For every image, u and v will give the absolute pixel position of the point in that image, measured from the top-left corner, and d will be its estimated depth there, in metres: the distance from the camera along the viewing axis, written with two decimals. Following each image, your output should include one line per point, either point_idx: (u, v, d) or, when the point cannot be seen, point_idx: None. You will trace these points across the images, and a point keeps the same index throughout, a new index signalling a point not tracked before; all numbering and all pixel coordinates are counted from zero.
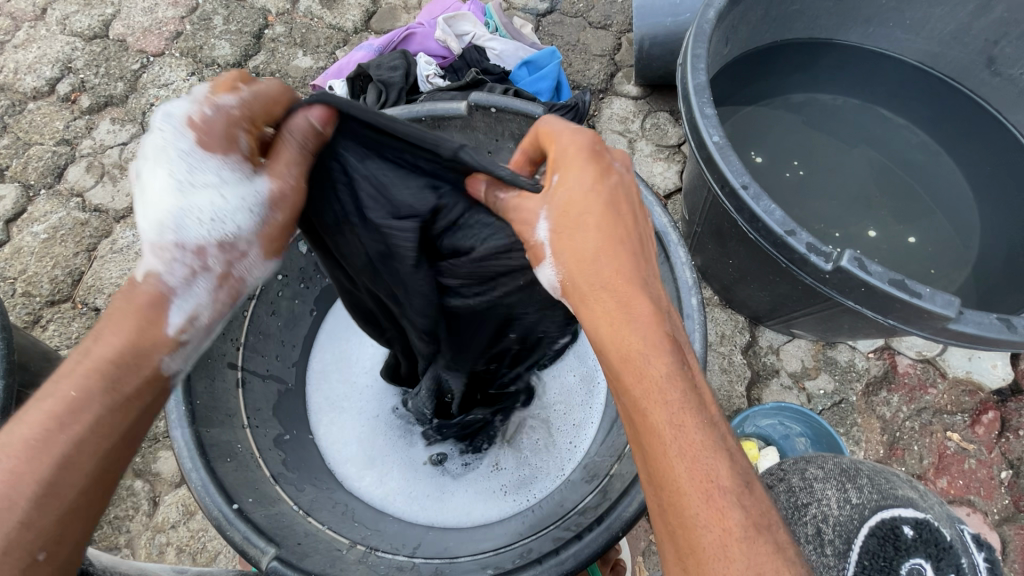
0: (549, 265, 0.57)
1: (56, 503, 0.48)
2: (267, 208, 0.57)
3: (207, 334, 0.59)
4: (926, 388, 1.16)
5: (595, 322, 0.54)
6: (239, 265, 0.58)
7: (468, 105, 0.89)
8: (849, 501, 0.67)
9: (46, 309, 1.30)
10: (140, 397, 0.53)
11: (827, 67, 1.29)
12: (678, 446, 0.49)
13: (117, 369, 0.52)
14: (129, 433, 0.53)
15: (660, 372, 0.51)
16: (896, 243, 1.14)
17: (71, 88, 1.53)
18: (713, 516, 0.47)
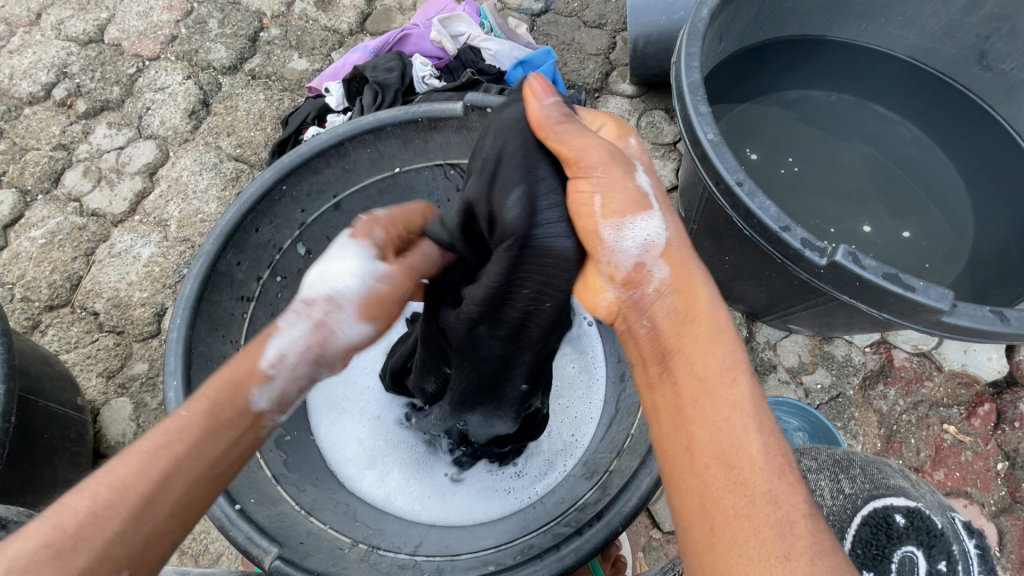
0: (657, 219, 0.59)
1: (151, 518, 0.50)
2: (369, 276, 0.64)
3: (295, 384, 0.63)
4: (922, 381, 1.17)
5: (692, 292, 0.59)
6: (335, 318, 0.64)
7: (465, 105, 0.90)
8: (841, 492, 0.68)
9: (45, 314, 1.30)
10: (230, 427, 0.57)
11: (820, 64, 1.29)
12: (753, 426, 0.53)
13: (221, 394, 0.57)
14: (218, 465, 0.55)
15: (737, 359, 0.57)
16: (891, 237, 1.15)
17: (67, 93, 1.53)
18: (780, 492, 0.50)
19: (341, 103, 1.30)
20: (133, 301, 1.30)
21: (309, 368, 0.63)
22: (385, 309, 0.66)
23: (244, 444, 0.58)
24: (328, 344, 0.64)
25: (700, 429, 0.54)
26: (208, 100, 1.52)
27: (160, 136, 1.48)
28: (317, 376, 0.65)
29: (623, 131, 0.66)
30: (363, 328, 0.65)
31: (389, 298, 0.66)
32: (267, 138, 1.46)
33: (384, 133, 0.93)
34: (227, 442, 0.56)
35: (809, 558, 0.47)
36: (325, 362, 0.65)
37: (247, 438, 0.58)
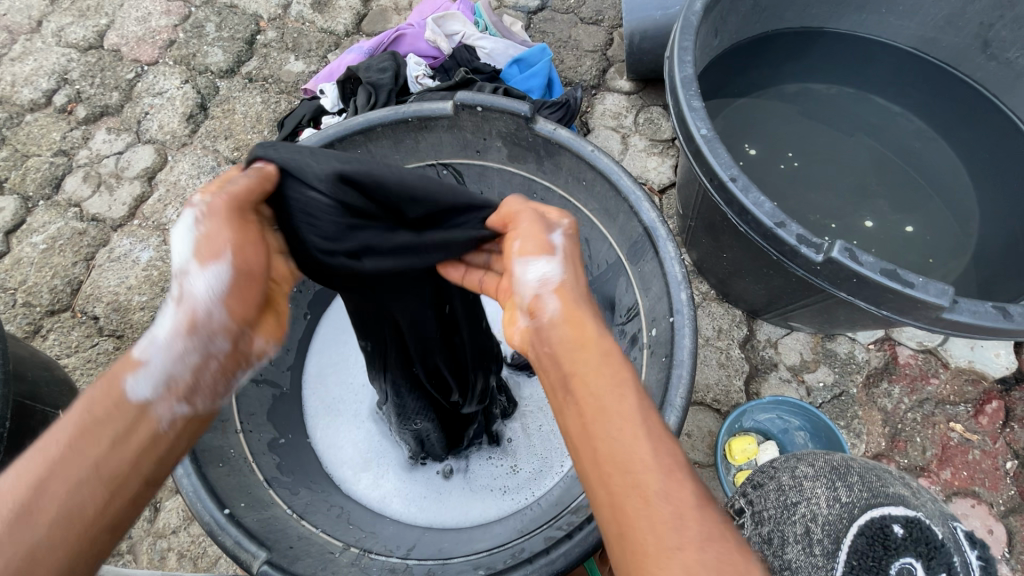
0: (555, 261, 0.57)
1: (27, 529, 0.43)
2: (199, 226, 0.49)
3: (176, 376, 0.50)
4: (927, 378, 1.15)
5: (579, 315, 0.54)
6: (180, 281, 0.49)
7: (455, 104, 0.89)
8: (838, 499, 0.63)
9: (46, 319, 1.31)
10: (109, 420, 0.48)
11: (818, 57, 1.27)
12: (638, 422, 0.48)
13: (95, 393, 0.49)
14: (102, 469, 0.46)
15: (616, 360, 0.51)
16: (894, 232, 1.13)
17: (67, 99, 1.54)
18: (674, 488, 0.44)
19: (336, 104, 1.30)
20: (132, 305, 1.31)
21: (193, 344, 0.50)
22: (256, 250, 0.52)
23: (135, 438, 0.48)
24: (196, 310, 0.49)
25: (597, 436, 0.47)
26: (206, 104, 1.52)
27: (159, 141, 1.49)
28: (213, 347, 0.51)
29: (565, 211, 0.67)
30: (219, 273, 0.49)
31: (246, 243, 0.51)
32: (264, 141, 1.47)
33: (374, 134, 0.92)
34: (108, 442, 0.47)
35: (700, 549, 0.42)
36: (208, 330, 0.50)
37: (133, 435, 0.48)
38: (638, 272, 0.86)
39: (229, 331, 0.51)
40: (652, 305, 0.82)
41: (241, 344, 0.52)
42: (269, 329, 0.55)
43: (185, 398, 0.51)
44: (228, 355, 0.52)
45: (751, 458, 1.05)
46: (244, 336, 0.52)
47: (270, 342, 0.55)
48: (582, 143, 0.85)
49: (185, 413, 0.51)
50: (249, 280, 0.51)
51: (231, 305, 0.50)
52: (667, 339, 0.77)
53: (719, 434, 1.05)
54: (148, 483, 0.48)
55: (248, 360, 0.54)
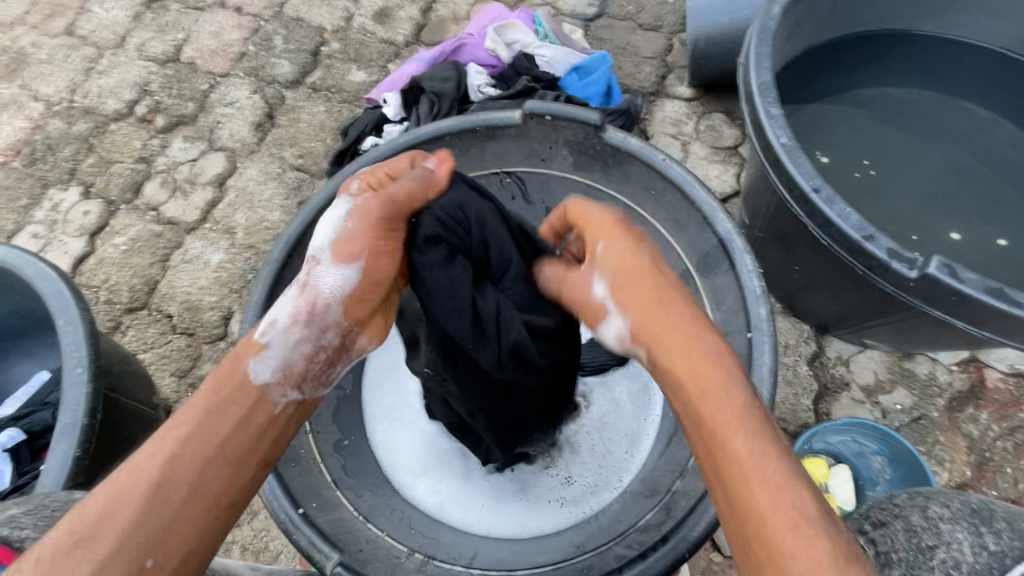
0: (617, 316, 0.62)
1: (165, 503, 0.52)
2: (348, 222, 0.65)
3: (295, 351, 0.66)
4: (1020, 405, 1.06)
5: (668, 358, 0.57)
6: (315, 273, 0.65)
7: (523, 114, 0.90)
8: (985, 547, 0.49)
9: (125, 315, 1.39)
10: (233, 402, 0.60)
11: (898, 61, 1.20)
12: (760, 473, 0.49)
13: (223, 375, 0.61)
14: (227, 445, 0.57)
15: (734, 403, 0.53)
16: (985, 246, 1.05)
17: (147, 109, 1.64)
18: (799, 534, 0.46)
19: (398, 113, 1.32)
20: (202, 305, 1.38)
21: (305, 328, 0.66)
22: (389, 258, 0.66)
23: (256, 418, 0.61)
24: (318, 300, 0.66)
25: (719, 490, 0.52)
26: (273, 113, 1.59)
27: (229, 148, 1.56)
28: (324, 339, 0.67)
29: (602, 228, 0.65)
30: (345, 272, 0.65)
31: (386, 245, 0.66)
32: (327, 149, 1.52)
33: (442, 143, 0.94)
34: (235, 418, 0.59)
35: None
36: (319, 320, 0.66)
37: (254, 414, 0.61)
38: (710, 284, 0.83)
39: (343, 322, 0.67)
40: (725, 319, 0.80)
41: (348, 339, 0.69)
42: (373, 330, 0.71)
43: (296, 385, 0.66)
44: (335, 348, 0.69)
45: (823, 483, 1.00)
46: (352, 332, 0.69)
47: (372, 342, 0.72)
48: (653, 152, 0.84)
49: (296, 399, 0.66)
50: (374, 278, 0.66)
51: (359, 301, 0.67)
52: (743, 356, 0.75)
53: (790, 454, 1.00)
54: (261, 466, 0.60)
55: (351, 351, 0.71)
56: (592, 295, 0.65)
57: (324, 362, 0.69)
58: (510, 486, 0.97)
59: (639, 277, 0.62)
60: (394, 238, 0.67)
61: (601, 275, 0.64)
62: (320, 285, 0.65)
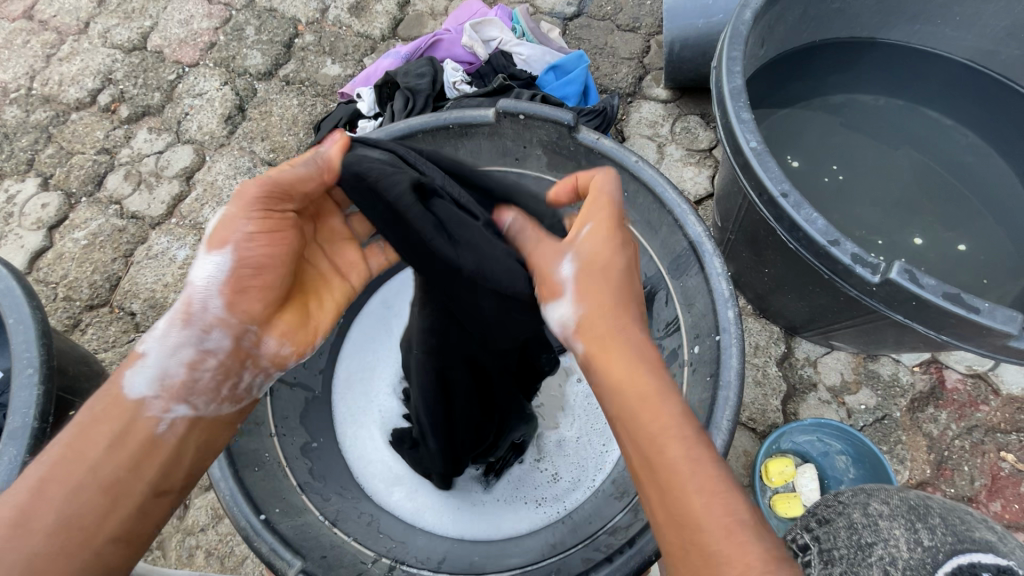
0: (570, 303, 0.60)
1: (24, 538, 0.52)
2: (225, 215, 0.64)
3: (174, 361, 0.63)
4: (977, 405, 1.10)
5: (609, 365, 0.56)
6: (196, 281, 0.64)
7: (496, 112, 0.89)
8: (918, 543, 0.54)
9: (85, 313, 1.34)
10: (102, 422, 0.59)
11: (867, 68, 1.23)
12: (697, 477, 0.50)
13: (100, 400, 0.60)
14: (97, 468, 0.56)
15: (672, 413, 0.53)
16: (945, 250, 1.08)
17: (111, 98, 1.58)
18: (722, 519, 0.48)
19: (372, 109, 1.30)
20: (167, 303, 1.33)
21: (183, 339, 0.63)
22: (275, 243, 0.66)
23: (128, 439, 0.59)
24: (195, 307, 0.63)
25: (654, 494, 0.52)
26: (243, 105, 1.54)
27: (197, 141, 1.51)
28: (208, 343, 0.64)
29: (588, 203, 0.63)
30: (222, 268, 0.63)
31: (268, 227, 0.65)
32: (300, 143, 1.48)
33: (414, 140, 0.92)
34: (108, 441, 0.58)
35: None
36: (200, 324, 0.64)
37: (127, 433, 0.59)
38: (680, 286, 0.84)
39: (227, 324, 0.65)
40: (695, 321, 0.81)
41: (244, 340, 0.66)
42: (279, 326, 0.69)
43: (180, 398, 0.62)
44: (229, 352, 0.65)
45: (789, 482, 1.02)
46: (249, 331, 0.66)
47: (284, 342, 0.70)
48: (627, 154, 0.84)
49: (184, 415, 0.62)
50: (253, 262, 0.65)
51: (248, 295, 0.65)
52: (712, 358, 0.75)
53: (757, 454, 1.02)
54: (149, 492, 0.58)
55: (256, 357, 0.68)
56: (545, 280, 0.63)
57: (214, 374, 0.65)
58: (496, 484, 0.97)
59: (623, 274, 0.61)
60: (278, 218, 0.66)
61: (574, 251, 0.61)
62: (195, 278, 0.64)
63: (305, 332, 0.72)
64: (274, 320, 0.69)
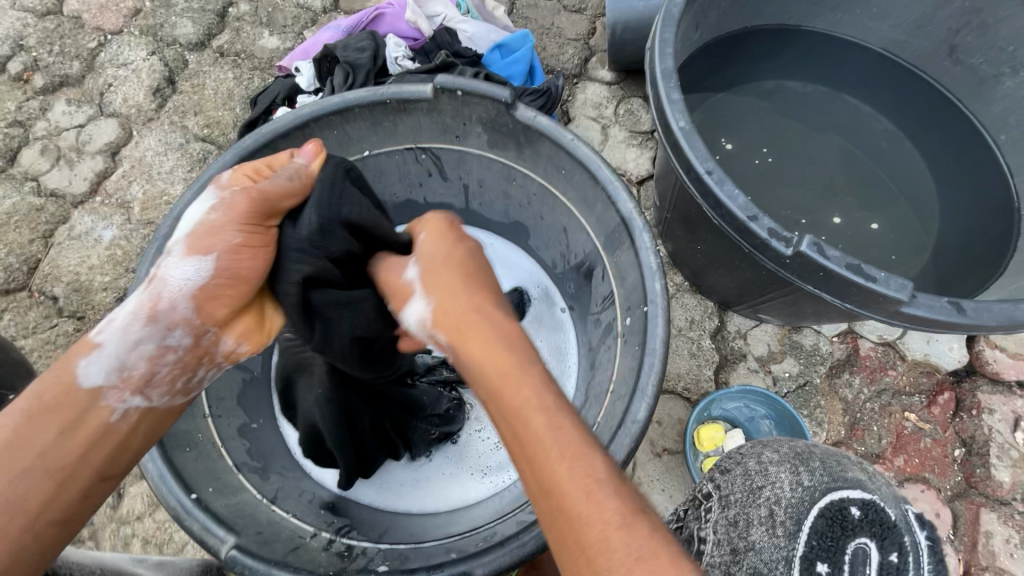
0: (421, 300, 0.66)
1: None
2: (209, 216, 0.60)
3: (133, 353, 0.59)
4: (886, 370, 1.20)
5: (466, 341, 0.60)
6: (165, 268, 0.60)
7: (434, 88, 0.88)
8: (800, 483, 0.64)
9: (1, 298, 1.25)
10: (57, 411, 0.57)
11: (797, 55, 1.29)
12: (558, 446, 0.52)
13: (48, 382, 0.58)
14: (46, 455, 0.55)
15: (529, 388, 0.55)
16: (860, 229, 1.16)
17: (22, 66, 1.46)
18: (595, 511, 0.49)
19: (312, 83, 1.27)
20: (93, 286, 1.26)
21: (147, 330, 0.59)
22: (259, 259, 0.62)
23: (83, 429, 0.58)
24: (162, 297, 0.59)
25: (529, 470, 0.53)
26: (173, 77, 1.46)
27: (123, 115, 1.42)
28: (170, 339, 0.60)
29: (441, 229, 0.72)
30: (196, 266, 0.59)
31: (253, 241, 0.61)
32: (236, 119, 1.42)
33: (351, 115, 0.91)
34: (60, 428, 0.57)
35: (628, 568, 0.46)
36: (165, 318, 0.59)
37: (84, 421, 0.58)
38: (614, 261, 0.87)
39: (192, 322, 0.60)
40: (627, 294, 0.84)
41: (204, 340, 0.62)
42: (240, 329, 0.64)
43: (137, 391, 0.60)
44: (187, 348, 0.61)
45: (719, 445, 1.08)
46: (209, 332, 0.62)
47: (240, 343, 0.65)
48: (562, 132, 0.85)
49: (138, 405, 0.61)
50: (233, 274, 0.61)
51: (215, 297, 0.60)
52: (640, 329, 0.79)
53: (689, 421, 1.08)
54: (96, 478, 0.58)
55: (214, 354, 0.64)
56: (405, 274, 0.69)
57: (173, 371, 0.61)
58: (441, 456, 0.99)
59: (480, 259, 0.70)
60: (265, 233, 0.63)
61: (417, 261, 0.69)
62: (164, 273, 0.60)
63: (262, 335, 0.66)
64: (237, 323, 0.64)
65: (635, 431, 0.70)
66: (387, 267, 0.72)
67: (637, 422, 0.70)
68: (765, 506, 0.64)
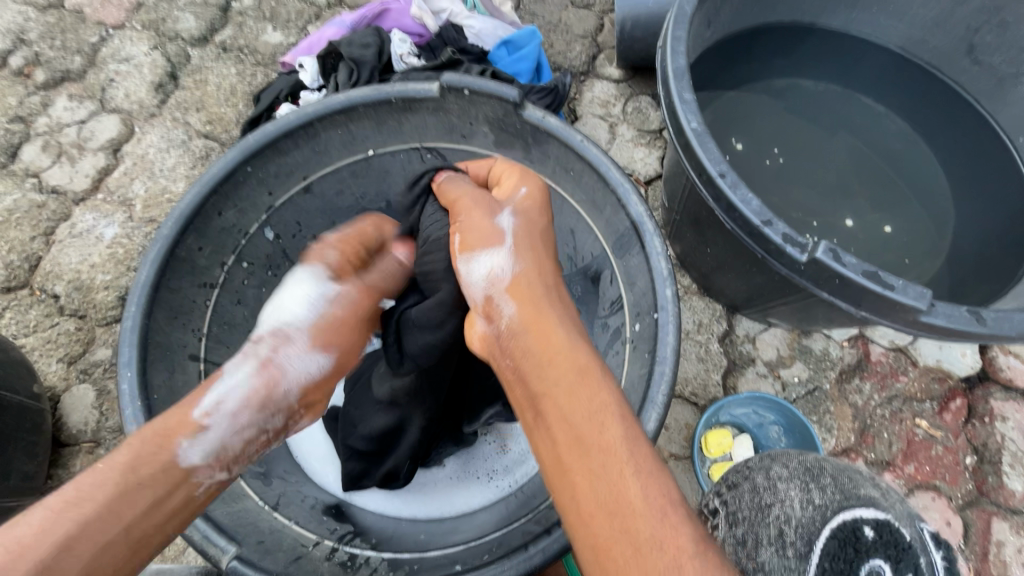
0: (504, 254, 0.64)
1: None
2: (332, 309, 0.72)
3: (236, 436, 0.64)
4: (897, 375, 1.18)
5: (544, 332, 0.57)
6: (281, 354, 0.68)
7: (441, 86, 0.86)
8: (811, 502, 0.63)
9: (2, 296, 1.24)
10: (151, 484, 0.57)
11: (809, 53, 1.26)
12: (632, 462, 0.49)
13: (145, 448, 0.59)
14: (133, 529, 0.54)
15: (600, 394, 0.52)
16: (873, 232, 1.14)
17: (24, 61, 1.45)
18: (667, 536, 0.45)
19: (315, 80, 1.24)
20: (95, 284, 1.25)
21: (255, 418, 0.65)
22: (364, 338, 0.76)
23: (174, 501, 0.58)
24: (274, 382, 0.67)
25: (581, 476, 0.49)
26: (176, 73, 1.44)
27: (125, 111, 1.41)
28: (269, 424, 0.67)
29: (522, 181, 0.72)
30: (313, 360, 0.69)
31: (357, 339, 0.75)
32: (239, 115, 1.40)
33: (356, 114, 0.89)
34: (148, 504, 0.56)
35: None
36: (274, 404, 0.67)
37: (172, 497, 0.58)
38: (623, 265, 0.85)
39: (292, 409, 0.68)
40: (637, 300, 0.82)
41: (292, 422, 0.70)
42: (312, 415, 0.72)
43: (226, 468, 0.63)
44: (278, 432, 0.68)
45: (727, 452, 1.07)
46: (296, 419, 0.70)
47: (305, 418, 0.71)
48: (572, 132, 0.83)
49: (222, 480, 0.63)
50: (337, 367, 0.72)
51: (314, 388, 0.69)
52: (650, 336, 0.77)
53: (697, 427, 1.07)
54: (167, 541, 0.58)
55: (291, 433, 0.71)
56: (498, 220, 0.67)
57: (258, 451, 0.68)
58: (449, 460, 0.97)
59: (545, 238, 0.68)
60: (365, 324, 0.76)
61: (512, 208, 0.68)
62: (283, 365, 0.68)
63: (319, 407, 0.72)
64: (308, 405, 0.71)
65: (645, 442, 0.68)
66: (473, 203, 0.70)
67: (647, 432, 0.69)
68: (776, 524, 0.62)
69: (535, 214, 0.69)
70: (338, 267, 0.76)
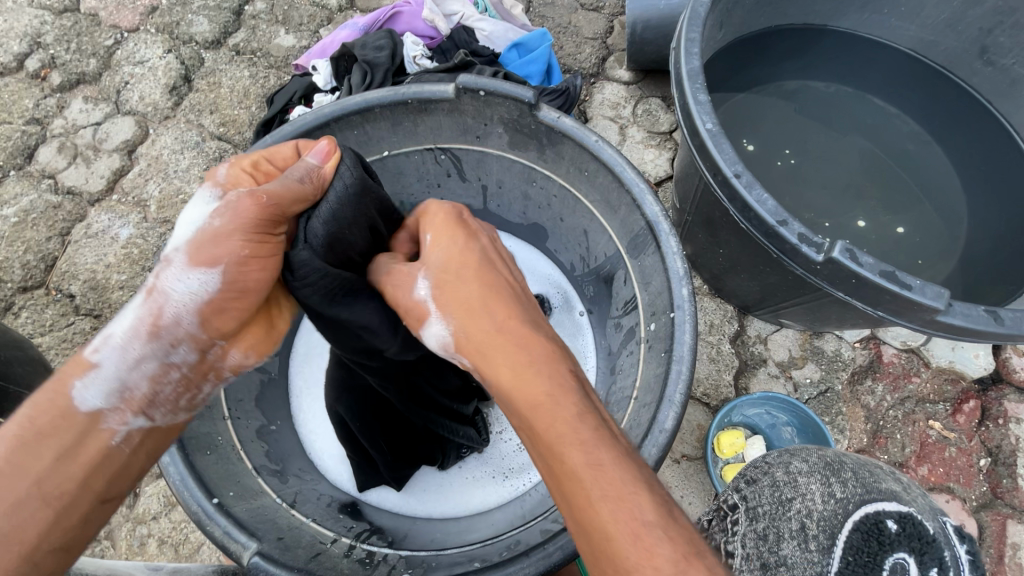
0: (438, 321, 0.63)
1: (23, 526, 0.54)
2: (213, 221, 0.58)
3: (133, 371, 0.61)
4: (909, 377, 1.17)
5: (487, 348, 0.60)
6: (165, 277, 0.59)
7: (456, 88, 0.87)
8: (832, 495, 0.62)
9: (19, 296, 1.25)
10: (55, 434, 0.57)
11: (820, 54, 1.27)
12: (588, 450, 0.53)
13: (43, 398, 0.58)
14: (44, 483, 0.55)
15: (551, 385, 0.57)
16: (885, 233, 1.14)
17: (40, 64, 1.46)
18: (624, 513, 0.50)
19: (328, 82, 1.26)
20: (110, 284, 1.26)
21: (148, 348, 0.60)
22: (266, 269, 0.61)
23: (84, 451, 0.59)
24: (163, 311, 0.60)
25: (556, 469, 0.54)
26: (189, 75, 1.46)
27: (139, 113, 1.42)
28: (174, 356, 0.61)
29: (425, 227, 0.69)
30: (196, 279, 0.58)
31: (259, 253, 0.60)
32: (252, 117, 1.41)
33: (372, 115, 0.90)
34: (57, 453, 0.57)
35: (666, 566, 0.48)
36: (169, 334, 0.60)
37: (83, 444, 0.59)
38: (638, 266, 0.85)
39: (194, 336, 0.61)
40: (652, 299, 0.82)
41: (209, 353, 0.64)
42: (245, 341, 0.66)
43: (140, 411, 0.62)
44: (193, 364, 0.63)
45: (739, 452, 1.07)
46: (216, 345, 0.63)
47: (245, 354, 0.66)
48: (587, 133, 0.84)
49: (141, 425, 0.62)
50: (240, 286, 0.60)
51: (221, 311, 0.61)
52: (666, 335, 0.77)
53: (709, 427, 1.07)
54: (99, 502, 0.59)
55: (218, 367, 0.66)
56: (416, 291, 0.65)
57: (175, 386, 0.64)
58: (467, 460, 0.97)
59: (489, 258, 0.67)
60: (273, 244, 0.61)
61: (427, 271, 0.65)
62: (170, 292, 0.59)
63: (264, 344, 0.68)
64: (241, 334, 0.65)
65: (663, 440, 0.69)
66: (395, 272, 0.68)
67: (666, 430, 0.69)
68: (798, 519, 0.62)
69: (457, 254, 0.66)
70: (232, 181, 0.63)
